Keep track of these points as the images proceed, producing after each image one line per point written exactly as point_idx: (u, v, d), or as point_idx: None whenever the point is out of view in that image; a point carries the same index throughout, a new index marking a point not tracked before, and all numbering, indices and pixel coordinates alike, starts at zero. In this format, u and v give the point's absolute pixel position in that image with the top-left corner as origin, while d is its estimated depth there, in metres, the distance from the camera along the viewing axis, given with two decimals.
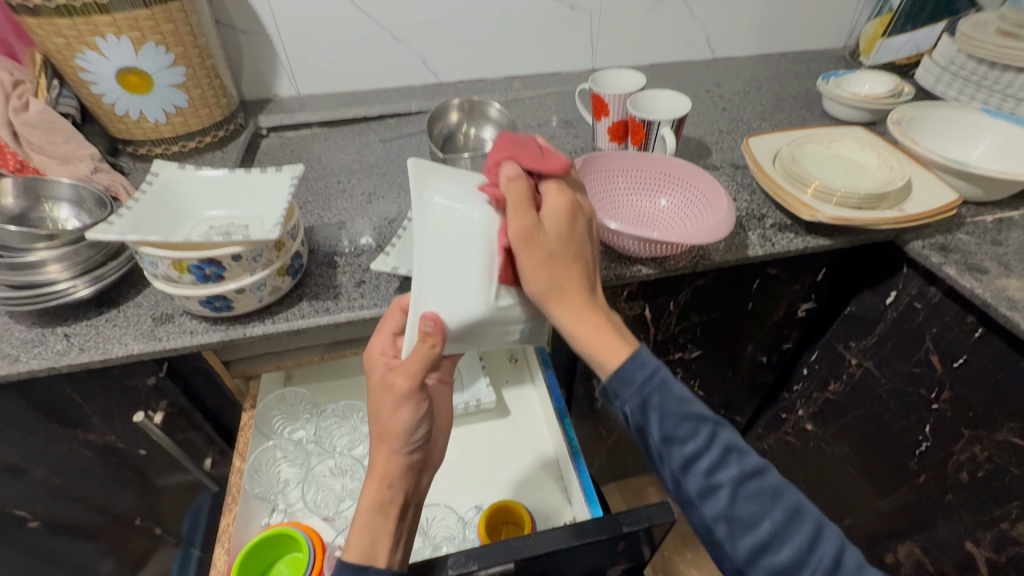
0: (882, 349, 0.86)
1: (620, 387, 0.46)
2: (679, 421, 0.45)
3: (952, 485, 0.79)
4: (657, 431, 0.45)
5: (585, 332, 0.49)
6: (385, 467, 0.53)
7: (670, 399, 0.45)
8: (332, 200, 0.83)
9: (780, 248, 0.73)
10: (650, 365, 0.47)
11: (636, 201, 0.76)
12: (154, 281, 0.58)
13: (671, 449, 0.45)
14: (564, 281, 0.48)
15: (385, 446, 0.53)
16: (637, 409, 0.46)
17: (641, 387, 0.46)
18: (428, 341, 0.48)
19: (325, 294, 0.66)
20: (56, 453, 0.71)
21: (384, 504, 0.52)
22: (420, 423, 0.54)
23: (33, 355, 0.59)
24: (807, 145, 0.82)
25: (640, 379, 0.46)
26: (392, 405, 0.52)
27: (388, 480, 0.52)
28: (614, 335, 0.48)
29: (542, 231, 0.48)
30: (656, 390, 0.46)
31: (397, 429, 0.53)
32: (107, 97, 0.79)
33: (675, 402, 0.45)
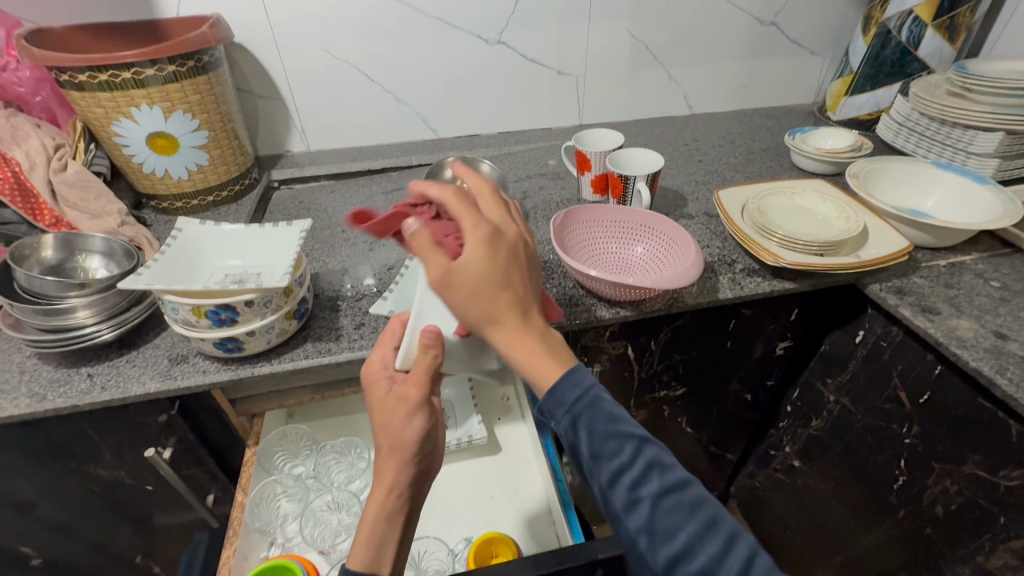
0: (856, 384, 0.90)
1: (552, 401, 0.46)
2: (610, 437, 0.44)
3: (929, 518, 0.81)
4: (585, 447, 0.45)
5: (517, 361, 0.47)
6: (393, 475, 0.54)
7: (600, 418, 0.45)
8: (336, 248, 0.90)
9: (749, 290, 0.79)
10: (582, 385, 0.47)
11: (615, 249, 0.83)
12: (174, 324, 0.64)
13: (598, 465, 0.44)
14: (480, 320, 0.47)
15: (391, 457, 0.55)
16: (570, 428, 0.46)
17: (574, 409, 0.46)
18: (429, 352, 0.52)
19: (327, 336, 0.72)
20: (69, 487, 0.75)
21: (391, 513, 0.54)
22: (428, 433, 0.55)
23: (58, 394, 0.64)
24: (772, 196, 0.90)
25: (570, 399, 0.46)
26: (402, 414, 0.54)
27: (397, 488, 0.54)
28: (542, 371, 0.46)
29: (442, 277, 0.46)
30: (589, 409, 0.46)
31: (408, 439, 0.54)
32: (137, 158, 0.87)
33: (605, 419, 0.45)
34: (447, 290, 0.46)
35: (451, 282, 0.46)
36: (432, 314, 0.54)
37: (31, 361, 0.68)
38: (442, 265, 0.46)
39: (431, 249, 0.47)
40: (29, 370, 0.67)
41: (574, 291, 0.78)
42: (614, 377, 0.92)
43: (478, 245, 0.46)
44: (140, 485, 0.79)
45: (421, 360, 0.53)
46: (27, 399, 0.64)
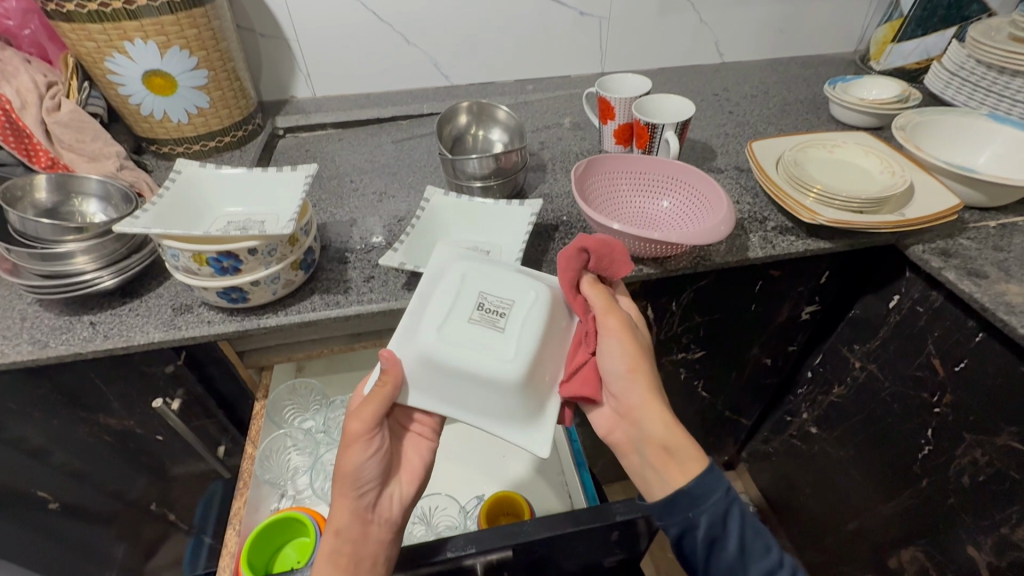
0: (885, 352, 0.86)
1: (701, 501, 0.50)
2: (755, 535, 0.50)
3: (954, 489, 0.78)
4: (734, 541, 0.50)
5: (660, 436, 0.52)
6: (337, 511, 0.52)
7: (748, 518, 0.51)
8: (345, 199, 0.86)
9: (781, 250, 0.74)
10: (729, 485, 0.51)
11: (639, 203, 0.78)
12: (175, 272, 0.61)
13: (744, 560, 0.50)
14: (639, 383, 0.54)
15: (337, 490, 0.53)
16: (719, 519, 0.50)
17: (723, 505, 0.50)
18: (385, 380, 0.52)
19: (336, 288, 0.68)
20: (79, 435, 0.74)
21: (336, 552, 0.51)
22: (373, 468, 0.53)
23: (60, 341, 0.63)
24: (811, 149, 0.83)
25: (716, 501, 0.50)
26: (349, 446, 0.53)
27: (338, 525, 0.52)
28: (692, 453, 0.51)
29: (620, 328, 0.55)
30: (735, 504, 0.50)
31: (347, 474, 0.53)
32: (133, 98, 0.83)
33: (752, 520, 0.51)
34: (617, 339, 0.55)
35: (624, 335, 0.55)
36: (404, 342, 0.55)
37: (32, 308, 0.66)
38: (615, 319, 0.56)
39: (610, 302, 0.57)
40: (31, 317, 0.65)
41: None
42: None
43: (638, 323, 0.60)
44: (152, 435, 0.79)
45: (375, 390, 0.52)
46: (29, 346, 0.62)
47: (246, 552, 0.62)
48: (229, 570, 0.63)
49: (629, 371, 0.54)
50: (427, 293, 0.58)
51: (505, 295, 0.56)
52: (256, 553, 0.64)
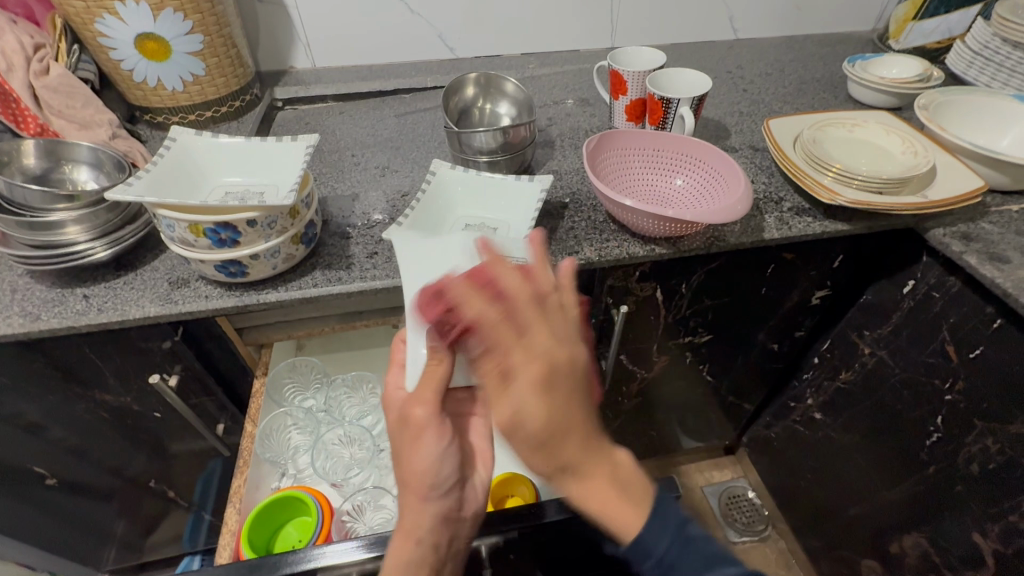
0: (897, 338, 0.84)
1: (639, 560, 0.38)
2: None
3: (962, 476, 0.78)
4: None
5: (599, 497, 0.36)
6: (414, 519, 0.47)
7: (696, 565, 0.37)
8: (346, 173, 0.83)
9: (798, 231, 0.71)
10: (670, 528, 0.38)
11: (651, 181, 0.76)
12: (171, 244, 0.59)
13: None
14: (568, 429, 0.35)
15: (411, 495, 0.47)
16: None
17: (662, 559, 0.37)
18: (432, 360, 0.47)
19: (338, 264, 0.66)
20: (75, 410, 0.73)
21: (418, 561, 0.45)
22: (446, 460, 0.48)
23: (53, 314, 0.60)
24: (829, 128, 0.81)
25: (664, 550, 0.37)
26: (415, 442, 0.48)
27: (416, 531, 0.46)
28: (632, 504, 0.37)
29: (528, 352, 0.35)
30: (682, 558, 0.37)
31: (420, 471, 0.47)
32: (125, 63, 0.79)
33: (701, 564, 0.38)
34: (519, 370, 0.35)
35: (538, 358, 0.35)
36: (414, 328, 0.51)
37: (23, 279, 0.64)
38: (524, 340, 0.36)
39: (528, 308, 0.37)
40: (22, 289, 0.63)
41: (606, 224, 0.72)
42: (639, 321, 0.87)
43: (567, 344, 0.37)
44: (149, 412, 0.77)
45: (428, 373, 0.47)
46: (20, 319, 0.60)
47: (246, 532, 0.61)
48: (229, 548, 0.63)
49: (551, 421, 0.34)
50: (429, 261, 0.58)
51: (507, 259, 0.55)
52: (257, 531, 0.63)
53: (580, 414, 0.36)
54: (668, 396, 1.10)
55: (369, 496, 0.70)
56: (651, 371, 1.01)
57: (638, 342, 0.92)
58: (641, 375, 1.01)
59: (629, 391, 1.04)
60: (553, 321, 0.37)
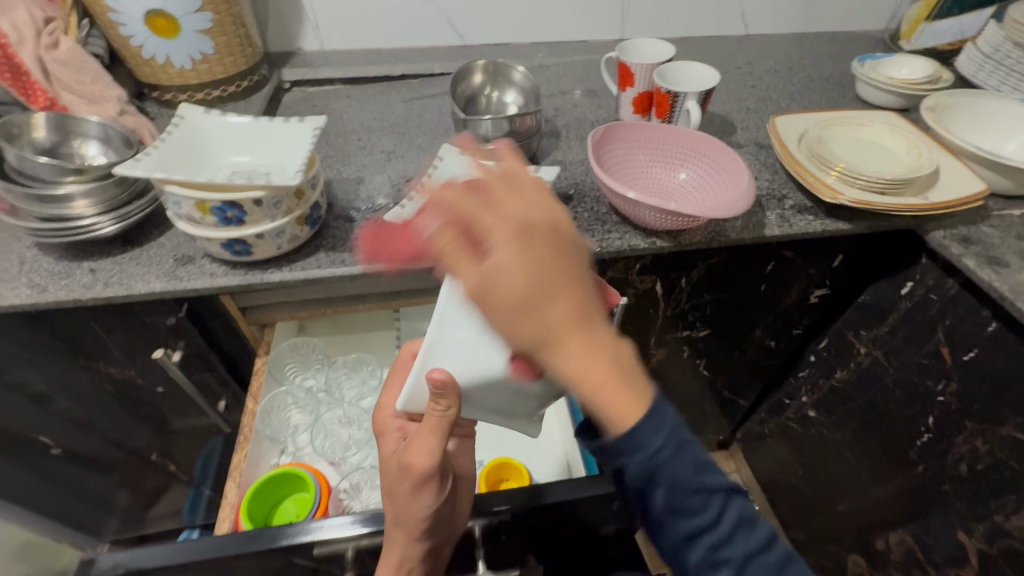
0: (893, 339, 0.85)
1: (631, 453, 0.38)
2: (692, 492, 0.40)
3: (950, 477, 0.79)
4: (663, 504, 0.40)
5: (588, 382, 0.35)
6: (400, 552, 0.50)
7: (687, 464, 0.39)
8: (352, 156, 0.83)
9: (798, 229, 0.72)
10: (666, 425, 0.38)
11: (655, 174, 0.76)
12: (178, 221, 0.59)
13: (676, 519, 0.41)
14: (556, 308, 0.35)
15: (400, 534, 0.50)
16: (644, 475, 0.39)
17: (655, 453, 0.37)
18: (440, 403, 0.44)
19: (341, 247, 0.67)
20: (79, 382, 0.74)
21: None
22: (439, 505, 0.51)
23: (60, 286, 0.61)
24: (836, 127, 0.80)
25: (658, 446, 0.38)
26: (413, 494, 0.48)
27: (407, 562, 0.51)
28: (637, 384, 0.36)
29: (512, 221, 0.37)
30: (673, 454, 0.38)
31: (414, 515, 0.49)
32: (135, 40, 0.79)
33: (690, 468, 0.39)
34: (503, 235, 0.36)
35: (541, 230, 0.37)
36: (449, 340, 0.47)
37: (31, 251, 0.65)
38: (496, 211, 0.37)
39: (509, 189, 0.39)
40: (30, 260, 0.64)
41: (608, 216, 0.72)
42: (638, 313, 0.87)
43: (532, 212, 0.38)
44: (152, 385, 0.79)
45: (431, 425, 0.46)
46: (27, 290, 0.61)
47: (246, 506, 0.63)
48: (229, 522, 0.64)
49: (538, 290, 0.35)
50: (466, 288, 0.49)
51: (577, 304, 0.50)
52: (256, 506, 0.64)
53: (568, 282, 0.36)
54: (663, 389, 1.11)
55: (366, 475, 0.71)
56: (647, 364, 1.02)
57: (636, 334, 0.92)
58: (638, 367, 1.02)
59: None
60: (531, 196, 0.39)
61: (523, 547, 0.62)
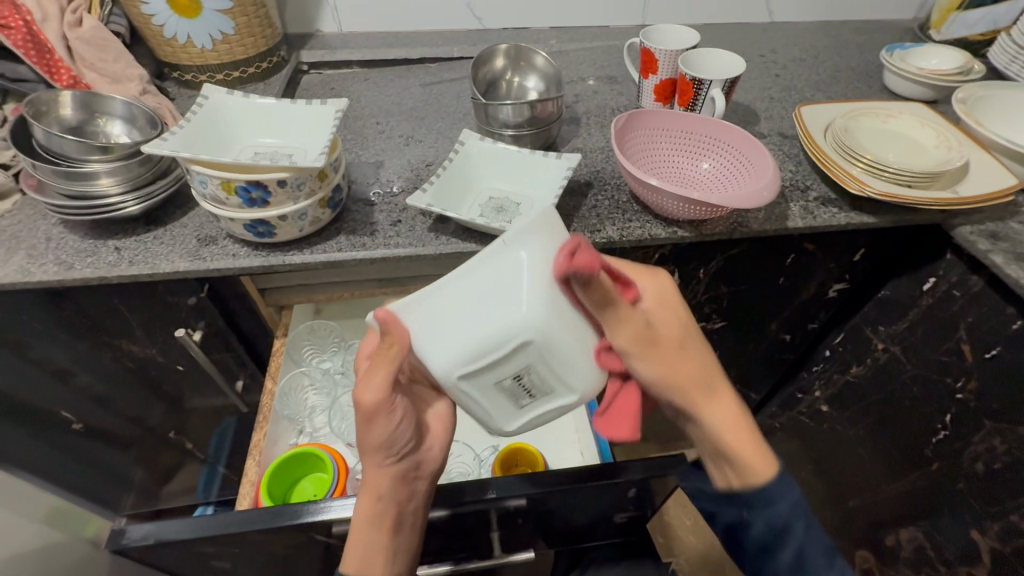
0: (912, 335, 0.84)
1: (759, 509, 0.50)
2: (818, 557, 0.49)
3: (965, 475, 0.78)
4: (788, 560, 0.49)
5: (730, 437, 0.51)
6: (375, 481, 0.51)
7: (814, 532, 0.49)
8: (371, 140, 0.83)
9: (822, 222, 0.71)
10: (790, 495, 0.50)
11: (678, 163, 0.75)
12: (202, 201, 0.60)
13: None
14: (694, 378, 0.51)
15: (371, 461, 0.51)
16: (773, 533, 0.49)
17: (785, 516, 0.49)
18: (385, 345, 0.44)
19: (361, 230, 0.67)
20: (101, 358, 0.75)
21: (379, 517, 0.51)
22: (402, 432, 0.51)
23: (86, 264, 0.62)
24: (863, 118, 0.79)
25: (784, 510, 0.49)
26: (373, 422, 0.49)
27: (378, 491, 0.51)
28: (760, 448, 0.51)
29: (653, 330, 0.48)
30: (798, 520, 0.49)
31: (377, 441, 0.50)
32: (157, 19, 0.79)
33: (818, 538, 0.49)
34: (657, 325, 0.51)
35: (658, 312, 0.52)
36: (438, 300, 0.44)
37: (56, 229, 0.65)
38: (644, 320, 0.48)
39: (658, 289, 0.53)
40: (55, 238, 0.64)
41: (629, 205, 0.72)
42: None
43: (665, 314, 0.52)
44: (172, 364, 0.80)
45: (379, 355, 0.46)
46: (54, 267, 0.62)
47: (266, 483, 0.63)
48: (249, 498, 0.64)
49: (680, 368, 0.50)
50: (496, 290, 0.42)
51: (551, 379, 0.45)
52: (276, 484, 0.65)
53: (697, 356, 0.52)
54: None
55: None
56: None
57: None
58: None
59: None
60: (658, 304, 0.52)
61: (537, 532, 0.63)
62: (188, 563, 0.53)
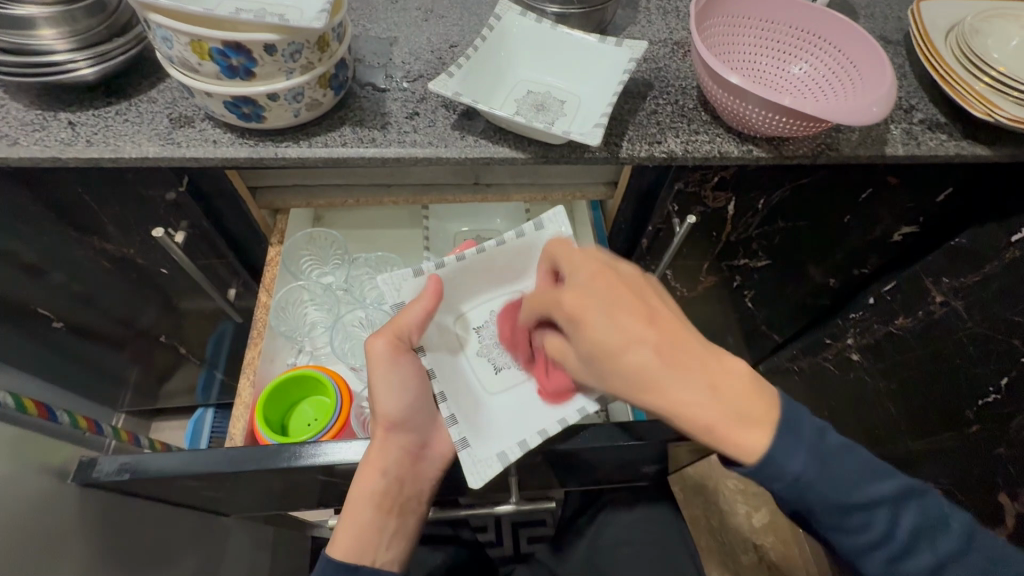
0: (982, 291, 0.75)
1: (765, 478, 0.40)
2: (847, 510, 0.39)
3: (1009, 441, 0.72)
4: (823, 519, 0.40)
5: (723, 411, 0.40)
6: (382, 456, 0.49)
7: (834, 482, 0.39)
8: (381, 12, 0.66)
9: (927, 150, 0.59)
10: (800, 446, 0.39)
11: (760, 64, 0.61)
12: (170, 67, 0.47)
13: (840, 534, 0.40)
14: (646, 374, 0.41)
15: (380, 429, 0.50)
16: (794, 499, 0.40)
17: (798, 480, 0.39)
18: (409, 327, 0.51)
19: (371, 122, 0.55)
20: (72, 255, 0.66)
21: (380, 495, 0.49)
22: (414, 397, 0.52)
23: (34, 140, 0.51)
24: (996, 20, 0.63)
25: (800, 467, 0.39)
26: (387, 375, 0.50)
27: (383, 466, 0.49)
28: (757, 412, 0.40)
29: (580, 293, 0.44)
30: (818, 477, 0.39)
31: (394, 408, 0.50)
32: None
33: (842, 482, 0.39)
34: (593, 320, 0.43)
35: (599, 289, 0.44)
36: (453, 280, 0.56)
37: None
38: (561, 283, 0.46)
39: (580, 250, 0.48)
40: None
41: (696, 112, 0.59)
42: (700, 236, 0.77)
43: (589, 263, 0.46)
44: (155, 266, 0.72)
45: (395, 319, 0.50)
46: None
47: (261, 407, 0.57)
48: (244, 422, 0.59)
49: (626, 356, 0.42)
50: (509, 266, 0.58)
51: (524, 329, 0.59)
52: (272, 408, 0.59)
53: (653, 335, 0.42)
54: (700, 318, 1.03)
55: None
56: (691, 291, 0.93)
57: (690, 259, 0.83)
58: (681, 294, 0.93)
59: None
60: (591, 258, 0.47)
61: (555, 474, 0.59)
62: (175, 492, 0.49)
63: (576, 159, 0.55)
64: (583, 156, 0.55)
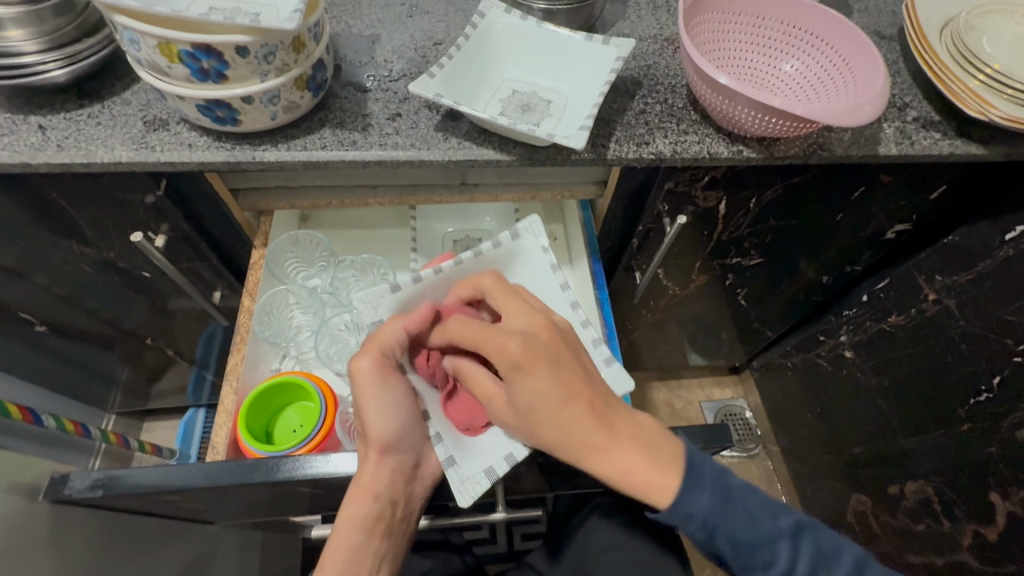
0: (975, 289, 0.75)
1: (682, 521, 0.41)
2: (756, 545, 0.41)
3: (1001, 439, 0.72)
4: (732, 556, 0.42)
5: (637, 459, 0.42)
6: (375, 479, 0.49)
7: (739, 521, 0.41)
8: (363, 8, 0.65)
9: (920, 150, 0.58)
10: (704, 487, 0.41)
11: (750, 62, 0.60)
12: (140, 69, 0.45)
13: (749, 571, 0.42)
14: (574, 427, 0.42)
15: (372, 452, 0.49)
16: (706, 540, 0.41)
17: (705, 519, 0.41)
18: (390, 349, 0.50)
19: (352, 123, 0.53)
20: (51, 260, 0.65)
21: (370, 521, 0.50)
22: (404, 417, 0.51)
23: (3, 144, 0.49)
24: (991, 16, 0.62)
25: (706, 508, 0.41)
26: (375, 394, 0.49)
27: (376, 492, 0.49)
28: (671, 462, 0.42)
29: (519, 341, 0.44)
30: (724, 518, 0.41)
31: (386, 430, 0.49)
32: None
33: (747, 524, 0.41)
34: (532, 370, 0.43)
35: (542, 341, 0.44)
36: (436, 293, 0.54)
37: None
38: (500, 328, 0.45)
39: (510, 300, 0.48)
40: None
41: (685, 112, 0.57)
42: (691, 235, 0.76)
43: (524, 319, 0.46)
44: (138, 270, 0.70)
45: (375, 335, 0.50)
46: None
47: (244, 415, 0.57)
48: (227, 430, 0.58)
49: (558, 409, 0.42)
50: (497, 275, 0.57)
51: None
52: (256, 416, 0.58)
53: (585, 389, 0.43)
54: (693, 316, 1.03)
55: None
56: (683, 290, 0.92)
57: (681, 259, 0.82)
58: (673, 292, 0.92)
59: (653, 308, 0.96)
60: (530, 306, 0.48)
61: (543, 479, 0.58)
62: (157, 504, 0.48)
63: (562, 161, 0.54)
64: (569, 158, 0.54)
